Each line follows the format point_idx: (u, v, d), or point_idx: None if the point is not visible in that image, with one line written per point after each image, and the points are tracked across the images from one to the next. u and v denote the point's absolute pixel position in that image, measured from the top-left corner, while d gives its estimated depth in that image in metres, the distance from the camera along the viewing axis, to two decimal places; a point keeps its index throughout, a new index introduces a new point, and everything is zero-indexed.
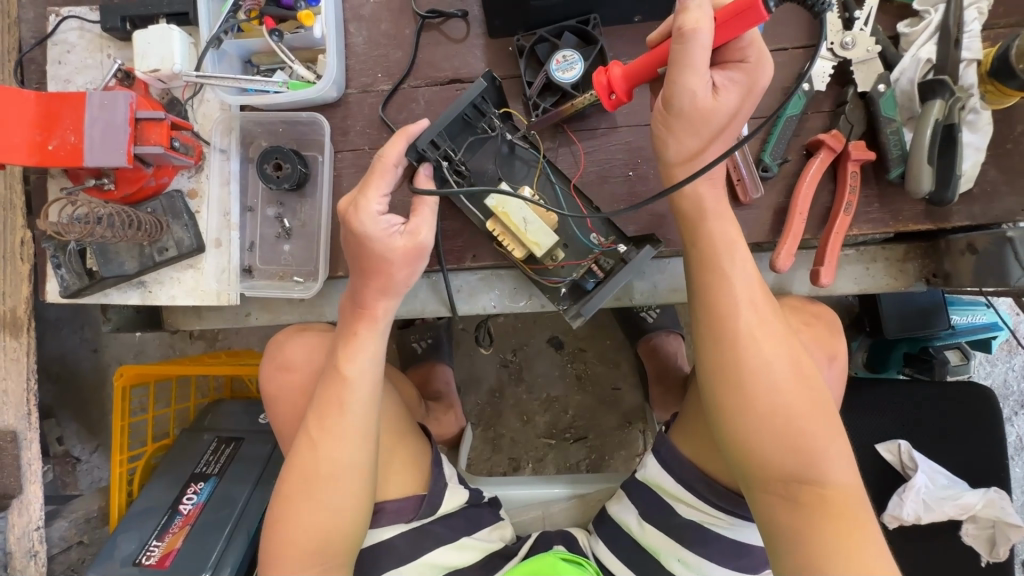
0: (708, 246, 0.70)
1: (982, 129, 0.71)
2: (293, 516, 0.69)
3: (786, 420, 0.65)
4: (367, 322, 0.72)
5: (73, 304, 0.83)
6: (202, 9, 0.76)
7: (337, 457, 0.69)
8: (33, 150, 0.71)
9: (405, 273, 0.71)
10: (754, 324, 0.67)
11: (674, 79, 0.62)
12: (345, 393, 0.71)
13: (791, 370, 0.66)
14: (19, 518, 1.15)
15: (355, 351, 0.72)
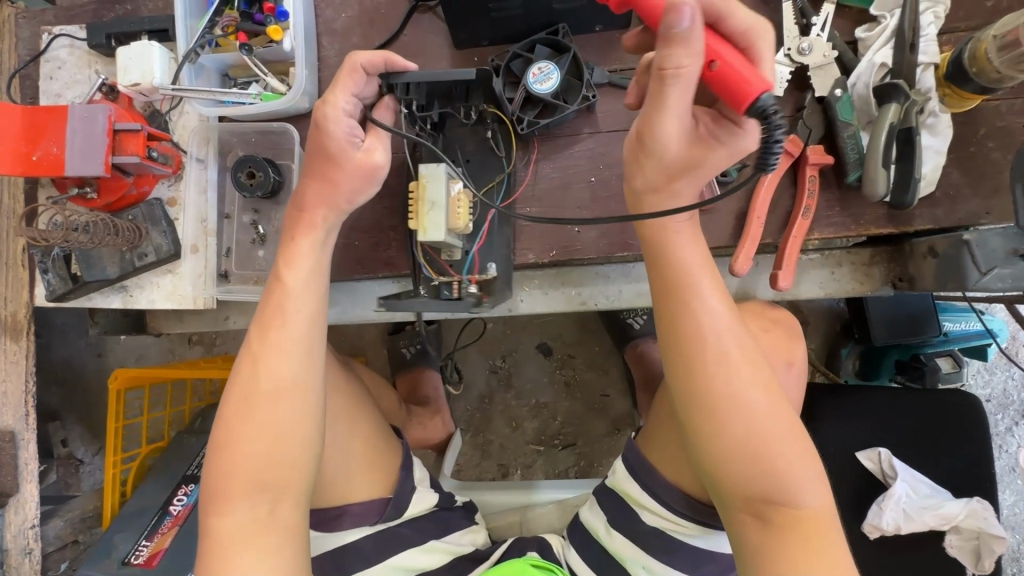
0: (677, 271, 0.67)
1: (942, 133, 0.71)
2: (233, 440, 0.65)
3: (764, 447, 0.63)
4: (307, 229, 0.70)
5: (58, 307, 0.87)
6: (181, 27, 0.80)
7: (280, 372, 0.67)
8: (18, 160, 0.75)
9: (353, 185, 0.70)
10: (731, 351, 0.64)
11: (650, 121, 0.57)
12: (286, 303, 0.68)
13: (764, 391, 0.64)
14: (15, 516, 1.19)
15: (294, 262, 0.70)
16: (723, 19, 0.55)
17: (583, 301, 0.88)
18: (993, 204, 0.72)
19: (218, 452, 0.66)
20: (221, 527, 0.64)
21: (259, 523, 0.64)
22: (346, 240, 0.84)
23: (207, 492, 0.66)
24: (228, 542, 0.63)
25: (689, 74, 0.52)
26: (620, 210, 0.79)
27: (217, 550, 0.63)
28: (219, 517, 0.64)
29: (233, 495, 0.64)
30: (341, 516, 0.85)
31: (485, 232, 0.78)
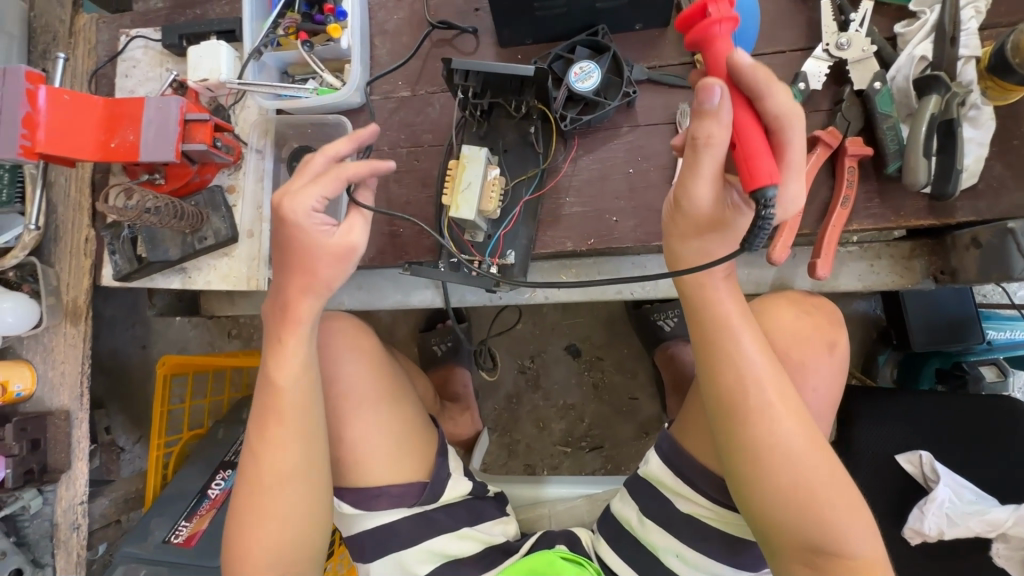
0: (713, 313, 0.66)
1: (984, 125, 0.71)
2: (249, 535, 0.72)
3: (812, 501, 0.61)
4: (292, 326, 0.72)
5: (123, 287, 0.93)
6: (247, 27, 0.86)
7: (284, 463, 0.73)
8: (99, 147, 0.82)
9: (332, 271, 0.69)
10: (770, 401, 0.63)
11: (682, 185, 0.58)
12: (283, 401, 0.73)
13: (805, 439, 0.63)
14: (67, 491, 1.25)
15: (282, 360, 0.72)
16: (761, 99, 0.52)
17: (618, 290, 0.92)
18: None
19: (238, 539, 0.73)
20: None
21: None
22: (391, 227, 0.88)
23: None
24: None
25: (717, 146, 0.53)
26: (657, 200, 0.81)
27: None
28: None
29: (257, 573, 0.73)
30: (379, 496, 0.87)
31: (508, 223, 0.83)
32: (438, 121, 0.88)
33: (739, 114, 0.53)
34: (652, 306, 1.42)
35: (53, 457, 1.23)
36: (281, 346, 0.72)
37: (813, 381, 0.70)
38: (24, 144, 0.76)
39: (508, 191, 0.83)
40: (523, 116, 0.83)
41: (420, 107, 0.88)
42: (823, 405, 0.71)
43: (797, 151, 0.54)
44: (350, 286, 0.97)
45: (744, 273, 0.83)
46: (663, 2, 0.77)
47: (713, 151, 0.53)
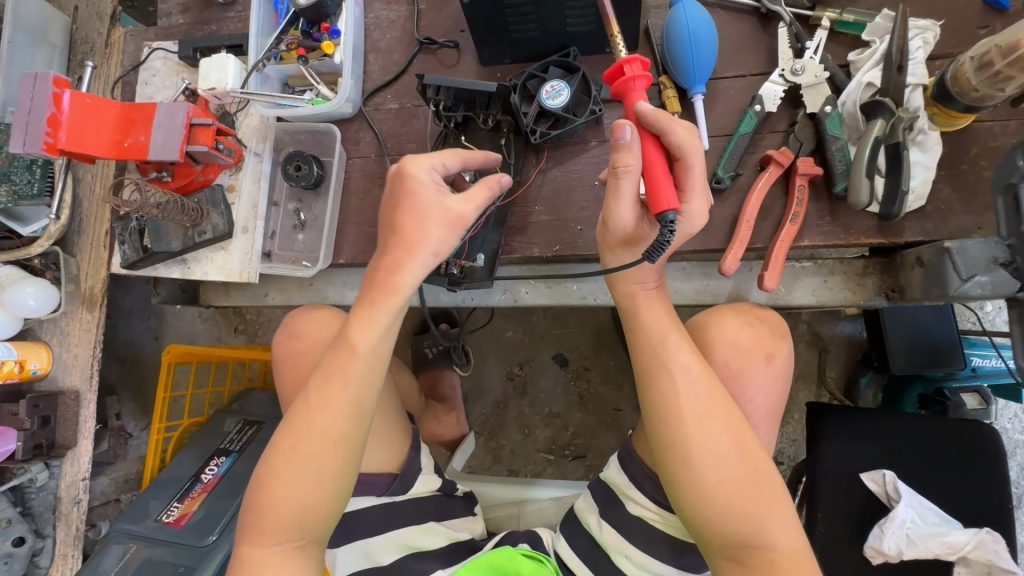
0: (648, 330, 0.74)
1: (931, 149, 0.74)
2: (273, 478, 0.71)
3: (736, 497, 0.66)
4: (386, 294, 0.70)
5: (130, 274, 1.01)
6: (252, 42, 0.94)
7: (331, 426, 0.71)
8: (113, 147, 0.91)
9: (434, 231, 0.68)
10: (700, 408, 0.68)
11: (607, 208, 0.69)
12: (352, 365, 0.71)
13: (732, 443, 0.68)
14: (71, 467, 1.32)
15: (366, 328, 0.71)
16: (663, 134, 0.63)
17: (582, 296, 0.93)
18: (984, 219, 0.74)
19: (263, 483, 0.72)
20: (253, 554, 0.72)
21: (293, 554, 0.72)
22: (374, 229, 0.95)
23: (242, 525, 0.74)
24: (257, 569, 0.71)
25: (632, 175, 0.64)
26: None
27: (245, 570, 0.72)
28: (253, 543, 0.72)
29: (269, 523, 0.71)
30: None
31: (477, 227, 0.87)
32: (422, 132, 0.94)
33: (649, 151, 0.64)
34: None
35: (61, 434, 1.31)
36: (369, 310, 0.71)
37: (749, 390, 0.73)
38: (47, 141, 0.85)
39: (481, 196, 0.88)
40: (495, 129, 0.88)
41: (405, 118, 0.95)
42: (763, 412, 0.73)
43: (698, 176, 0.66)
44: (336, 282, 1.03)
45: (701, 283, 0.86)
46: (630, 26, 0.83)
47: (632, 180, 0.64)
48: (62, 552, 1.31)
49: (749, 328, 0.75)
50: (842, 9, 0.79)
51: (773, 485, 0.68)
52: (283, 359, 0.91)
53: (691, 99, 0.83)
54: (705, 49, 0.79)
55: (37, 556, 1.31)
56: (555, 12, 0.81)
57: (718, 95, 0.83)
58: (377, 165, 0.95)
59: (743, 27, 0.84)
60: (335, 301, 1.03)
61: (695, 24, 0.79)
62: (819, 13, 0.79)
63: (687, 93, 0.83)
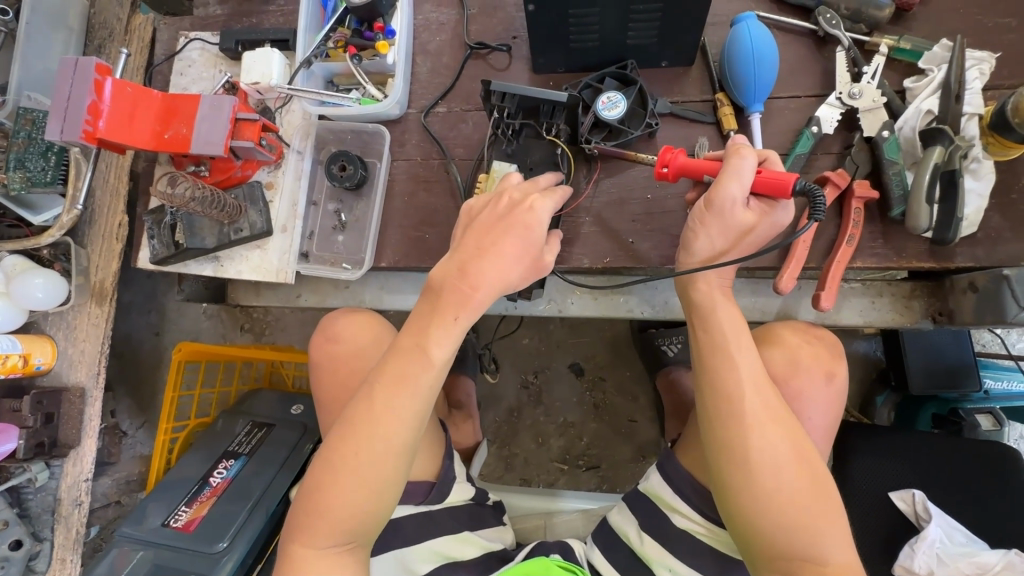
0: (717, 334, 0.72)
1: (985, 177, 0.75)
2: (332, 480, 0.69)
3: (792, 508, 0.66)
4: (466, 305, 0.70)
5: (158, 270, 0.98)
6: (301, 37, 0.92)
7: (394, 435, 0.69)
8: (153, 138, 0.88)
9: (525, 271, 0.72)
10: (764, 416, 0.68)
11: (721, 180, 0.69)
12: (425, 375, 0.70)
13: (795, 455, 0.67)
14: (73, 468, 1.26)
15: (444, 339, 0.70)
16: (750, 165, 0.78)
17: (629, 308, 0.96)
18: None
19: (321, 484, 0.70)
20: (303, 554, 0.70)
21: (335, 559, 0.71)
22: (418, 233, 0.93)
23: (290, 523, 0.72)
24: (308, 569, 0.70)
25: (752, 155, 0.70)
26: (670, 225, 0.86)
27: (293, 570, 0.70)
28: (303, 545, 0.70)
29: (323, 524, 0.69)
30: None
31: None
32: (470, 137, 0.93)
33: None
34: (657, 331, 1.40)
35: (64, 432, 1.24)
36: (446, 319, 0.70)
37: (807, 407, 0.75)
38: (86, 130, 0.82)
39: None
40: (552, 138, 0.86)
41: (453, 122, 0.94)
42: (820, 430, 0.75)
43: None
44: (372, 285, 1.01)
45: (749, 301, 0.89)
46: (690, 42, 0.83)
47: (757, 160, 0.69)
48: (60, 557, 1.25)
49: (807, 347, 0.77)
50: (899, 36, 0.80)
51: (830, 503, 0.67)
52: (324, 361, 0.90)
53: (748, 118, 0.84)
54: (766, 68, 0.80)
55: (33, 560, 1.24)
56: (619, 24, 0.81)
57: (774, 114, 0.84)
58: (423, 168, 0.94)
59: (799, 48, 0.85)
60: (371, 304, 1.02)
61: (758, 44, 0.79)
62: (877, 39, 0.80)
63: (743, 111, 0.84)
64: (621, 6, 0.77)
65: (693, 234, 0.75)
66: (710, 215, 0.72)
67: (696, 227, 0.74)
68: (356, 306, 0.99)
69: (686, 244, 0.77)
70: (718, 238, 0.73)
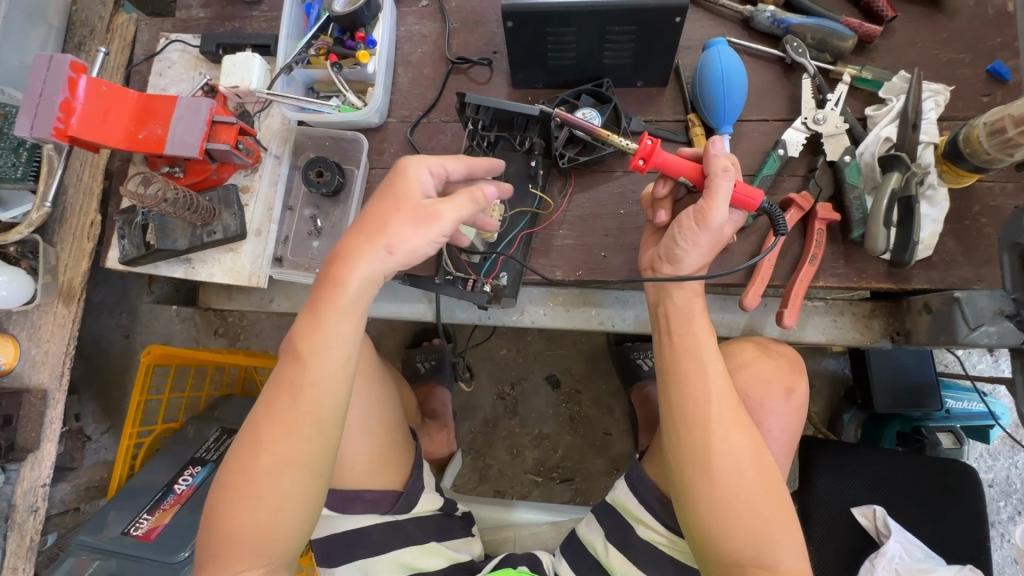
0: (683, 337, 0.73)
1: (939, 204, 0.79)
2: (252, 476, 0.66)
3: (746, 513, 0.66)
4: (340, 276, 0.65)
5: (127, 270, 0.96)
6: (282, 44, 0.93)
7: (307, 422, 0.66)
8: (127, 136, 0.87)
9: (401, 227, 0.64)
10: (728, 421, 0.69)
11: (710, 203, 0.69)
12: (323, 347, 0.65)
13: (749, 461, 0.68)
14: (30, 472, 1.21)
15: (328, 310, 0.65)
16: None
17: (601, 320, 0.98)
18: (984, 273, 0.79)
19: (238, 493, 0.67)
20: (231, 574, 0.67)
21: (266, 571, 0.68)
22: None
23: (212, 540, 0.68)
24: None
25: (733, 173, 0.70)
26: (641, 239, 0.88)
27: None
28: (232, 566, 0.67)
29: (242, 521, 0.66)
30: (355, 499, 0.87)
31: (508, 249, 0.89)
32: (448, 147, 0.94)
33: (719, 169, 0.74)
34: (633, 345, 1.46)
35: (23, 435, 1.19)
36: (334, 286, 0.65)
37: (769, 419, 0.76)
38: (58, 127, 0.81)
39: (505, 220, 0.89)
40: (526, 151, 0.87)
41: (431, 132, 0.95)
42: (781, 443, 0.76)
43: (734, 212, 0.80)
44: None
45: (719, 316, 0.91)
46: (664, 65, 0.86)
47: (738, 176, 0.71)
48: (12, 565, 1.20)
49: (769, 360, 0.79)
50: (862, 66, 0.84)
51: (783, 509, 0.68)
52: None
53: (718, 138, 0.86)
54: (734, 90, 0.82)
55: None
56: (594, 44, 0.83)
57: (743, 136, 0.87)
58: None
59: (767, 73, 0.88)
60: None
61: (728, 66, 0.82)
62: (841, 68, 0.84)
63: (714, 132, 0.87)
64: (596, 26, 0.79)
65: (683, 250, 0.73)
66: (701, 231, 0.71)
67: (685, 242, 0.73)
68: None
69: (670, 257, 0.75)
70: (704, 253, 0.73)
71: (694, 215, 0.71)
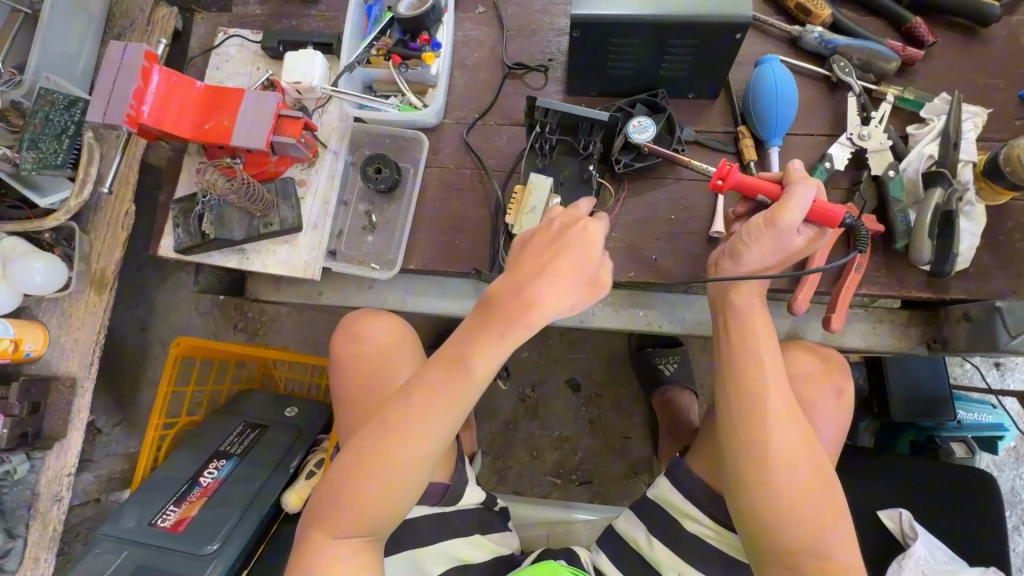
0: (737, 335, 0.77)
1: (977, 220, 0.83)
2: (357, 480, 0.69)
3: (799, 502, 0.69)
4: (501, 326, 0.69)
5: (179, 259, 0.97)
6: (346, 44, 0.96)
7: (423, 441, 0.69)
8: (194, 128, 0.89)
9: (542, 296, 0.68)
10: (786, 418, 0.72)
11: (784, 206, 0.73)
12: (465, 387, 0.69)
13: (803, 453, 0.71)
14: (55, 461, 1.19)
15: (490, 353, 0.69)
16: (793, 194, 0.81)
17: (647, 322, 1.01)
18: (1018, 284, 0.84)
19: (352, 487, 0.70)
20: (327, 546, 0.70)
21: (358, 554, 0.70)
22: (447, 239, 0.95)
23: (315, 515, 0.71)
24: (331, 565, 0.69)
25: (813, 187, 0.74)
26: (692, 244, 0.92)
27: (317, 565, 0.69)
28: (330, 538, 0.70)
29: (341, 521, 0.69)
30: None
31: None
32: (503, 150, 0.97)
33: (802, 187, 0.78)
34: (655, 350, 1.49)
35: (50, 423, 1.16)
36: (492, 331, 0.69)
37: (818, 418, 0.79)
38: (130, 114, 0.83)
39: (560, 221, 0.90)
40: (585, 155, 0.90)
41: (485, 135, 0.98)
42: (830, 442, 0.80)
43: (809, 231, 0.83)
44: (396, 287, 1.04)
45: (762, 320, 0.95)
46: (717, 78, 0.90)
47: (819, 191, 0.75)
48: (33, 556, 1.17)
49: (817, 361, 0.82)
50: (904, 87, 0.89)
51: (832, 499, 0.70)
52: (345, 357, 0.92)
53: (767, 150, 0.90)
54: (786, 106, 0.87)
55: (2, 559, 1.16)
56: (654, 56, 0.87)
57: (790, 149, 0.91)
58: (455, 176, 0.97)
59: (813, 90, 0.93)
60: (393, 306, 1.04)
61: (780, 83, 0.86)
62: (885, 88, 0.89)
63: (763, 144, 0.91)
64: (659, 40, 0.83)
65: (746, 246, 0.77)
66: (769, 230, 0.75)
67: (750, 240, 0.77)
68: (378, 308, 1.01)
69: (733, 252, 0.80)
70: (770, 256, 0.77)
71: (765, 216, 0.75)
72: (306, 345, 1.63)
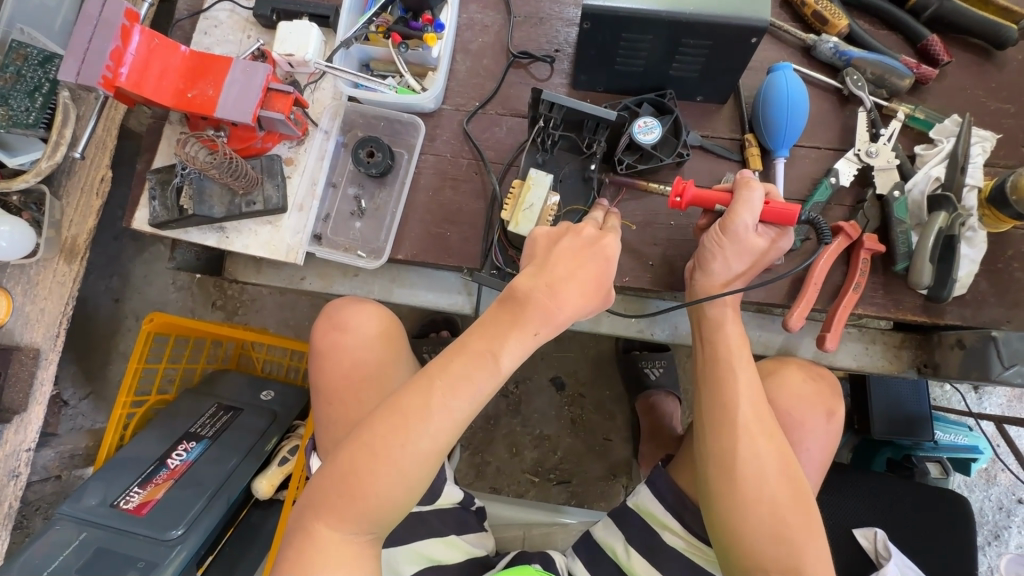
0: (722, 349, 0.76)
1: (978, 246, 0.82)
2: (367, 479, 0.64)
3: (778, 521, 0.67)
4: (539, 323, 0.68)
5: (155, 233, 0.92)
6: (343, 17, 0.91)
7: (435, 435, 0.65)
8: (176, 95, 0.84)
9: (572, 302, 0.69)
10: (756, 428, 0.70)
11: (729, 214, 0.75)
12: (489, 382, 0.67)
13: (787, 472, 0.69)
14: (14, 435, 1.09)
15: (519, 349, 0.67)
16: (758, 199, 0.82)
17: (641, 329, 1.01)
18: (1013, 314, 0.83)
19: (356, 473, 0.65)
20: (322, 533, 0.65)
21: (353, 547, 0.65)
22: (439, 230, 0.92)
23: (311, 498, 0.66)
24: (320, 555, 0.64)
25: (756, 189, 0.75)
26: (690, 252, 0.89)
27: (309, 554, 0.64)
28: (326, 526, 0.65)
29: (348, 514, 0.64)
30: None
31: None
32: (502, 141, 0.93)
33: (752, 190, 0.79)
34: (642, 353, 1.47)
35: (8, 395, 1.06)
36: (521, 323, 0.68)
37: (807, 440, 0.78)
38: (106, 77, 0.78)
39: (559, 216, 0.87)
40: (587, 154, 0.87)
41: (485, 124, 0.94)
42: (815, 463, 0.79)
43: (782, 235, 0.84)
44: (384, 277, 1.01)
45: (757, 334, 0.95)
46: (728, 83, 0.87)
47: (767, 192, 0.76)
48: None
49: (813, 382, 0.81)
50: (915, 106, 0.87)
51: (812, 520, 0.69)
52: (325, 349, 0.87)
53: (773, 161, 0.88)
54: (795, 114, 0.84)
55: None
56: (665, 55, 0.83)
57: (796, 161, 0.89)
58: (451, 165, 0.93)
59: (823, 102, 0.90)
60: (379, 295, 1.01)
61: (793, 91, 0.84)
62: (896, 105, 0.87)
63: (769, 154, 0.89)
64: (673, 38, 0.80)
65: (711, 255, 0.79)
66: (726, 238, 0.77)
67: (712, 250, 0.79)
68: (364, 296, 0.97)
69: (702, 265, 0.81)
70: (734, 261, 0.78)
71: (719, 225, 0.77)
72: (285, 328, 1.58)
